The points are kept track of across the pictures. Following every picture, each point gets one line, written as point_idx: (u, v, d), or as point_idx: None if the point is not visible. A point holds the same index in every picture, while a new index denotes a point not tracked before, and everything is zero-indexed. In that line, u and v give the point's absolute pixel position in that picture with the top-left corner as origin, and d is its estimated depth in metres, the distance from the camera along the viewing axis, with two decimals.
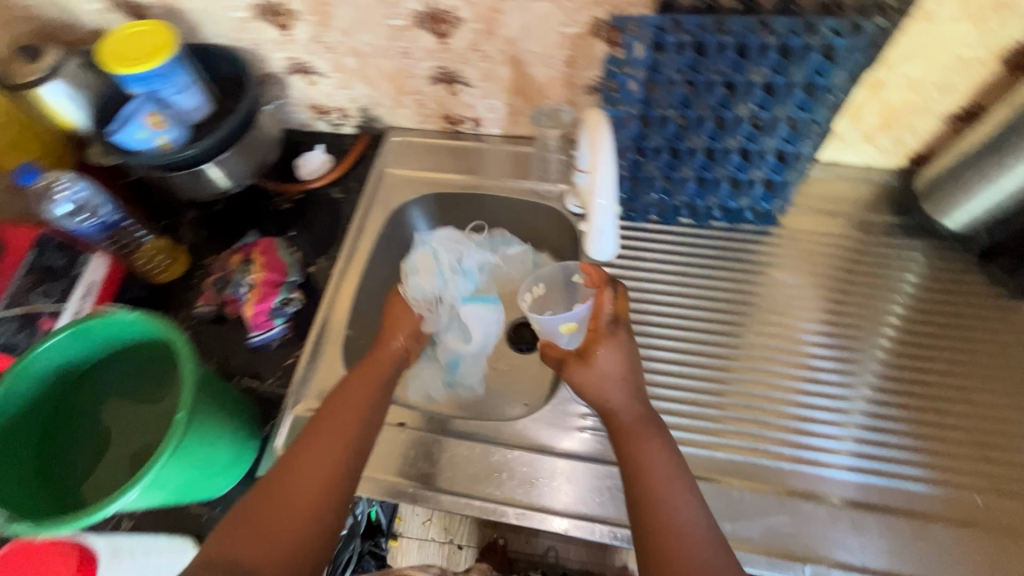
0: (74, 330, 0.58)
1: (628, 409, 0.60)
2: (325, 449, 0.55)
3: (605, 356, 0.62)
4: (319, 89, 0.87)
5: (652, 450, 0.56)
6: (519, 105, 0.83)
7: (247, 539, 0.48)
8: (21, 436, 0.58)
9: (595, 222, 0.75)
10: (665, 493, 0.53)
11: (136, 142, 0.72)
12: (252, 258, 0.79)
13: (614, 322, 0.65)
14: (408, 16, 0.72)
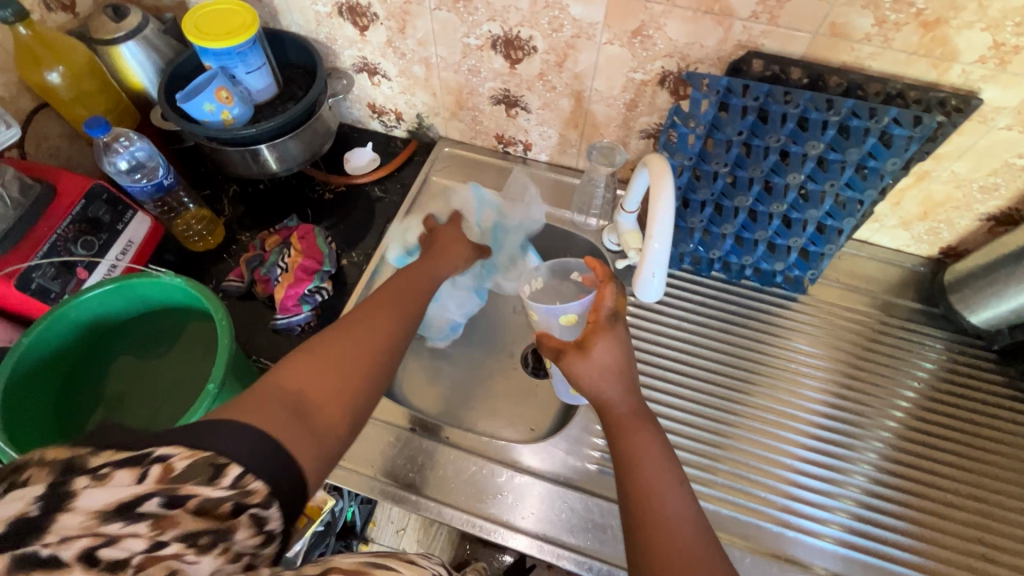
0: (120, 283, 0.61)
1: (624, 402, 0.59)
2: (384, 329, 0.55)
3: (602, 354, 0.60)
4: (381, 90, 0.89)
5: (646, 445, 0.55)
6: (572, 137, 0.85)
7: (312, 375, 0.47)
8: (44, 381, 0.60)
9: (646, 264, 0.72)
10: (657, 484, 0.52)
11: (202, 113, 0.74)
12: (290, 242, 0.80)
13: (615, 316, 0.63)
14: (484, 38, 0.74)
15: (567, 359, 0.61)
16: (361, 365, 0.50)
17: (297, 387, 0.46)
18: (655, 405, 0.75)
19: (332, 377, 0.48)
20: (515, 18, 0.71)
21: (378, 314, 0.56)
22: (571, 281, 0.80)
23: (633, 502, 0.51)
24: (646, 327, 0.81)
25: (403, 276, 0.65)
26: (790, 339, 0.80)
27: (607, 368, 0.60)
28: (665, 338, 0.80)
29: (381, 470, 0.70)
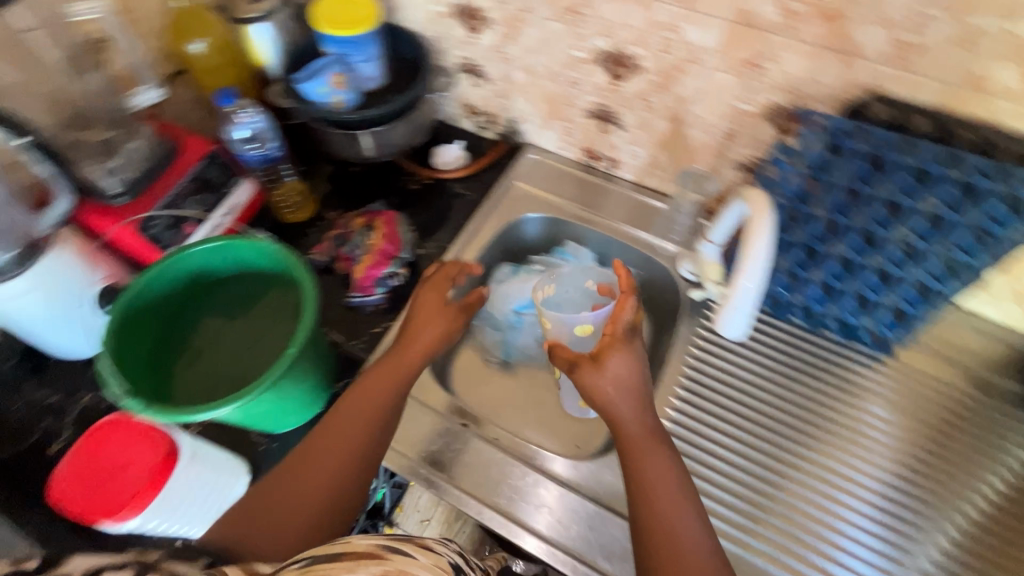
0: (224, 243, 0.66)
1: (637, 421, 0.58)
2: (346, 433, 0.59)
3: (617, 368, 0.59)
4: (479, 91, 0.91)
5: (663, 469, 0.55)
6: (662, 160, 0.83)
7: (279, 499, 0.55)
8: (145, 325, 0.65)
9: (734, 299, 0.71)
10: (671, 513, 0.52)
11: (316, 94, 0.80)
12: (374, 226, 0.84)
13: (631, 330, 0.62)
14: (591, 52, 0.75)
15: (579, 373, 0.60)
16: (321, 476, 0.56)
17: (269, 511, 0.54)
18: (710, 443, 0.72)
19: (297, 497, 0.55)
20: (626, 35, 0.71)
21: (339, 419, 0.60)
22: (583, 288, 0.77)
23: (646, 529, 0.52)
24: (708, 371, 0.77)
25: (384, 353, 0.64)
26: (860, 399, 0.75)
27: (621, 381, 0.59)
28: (726, 384, 0.76)
29: (429, 459, 0.71)
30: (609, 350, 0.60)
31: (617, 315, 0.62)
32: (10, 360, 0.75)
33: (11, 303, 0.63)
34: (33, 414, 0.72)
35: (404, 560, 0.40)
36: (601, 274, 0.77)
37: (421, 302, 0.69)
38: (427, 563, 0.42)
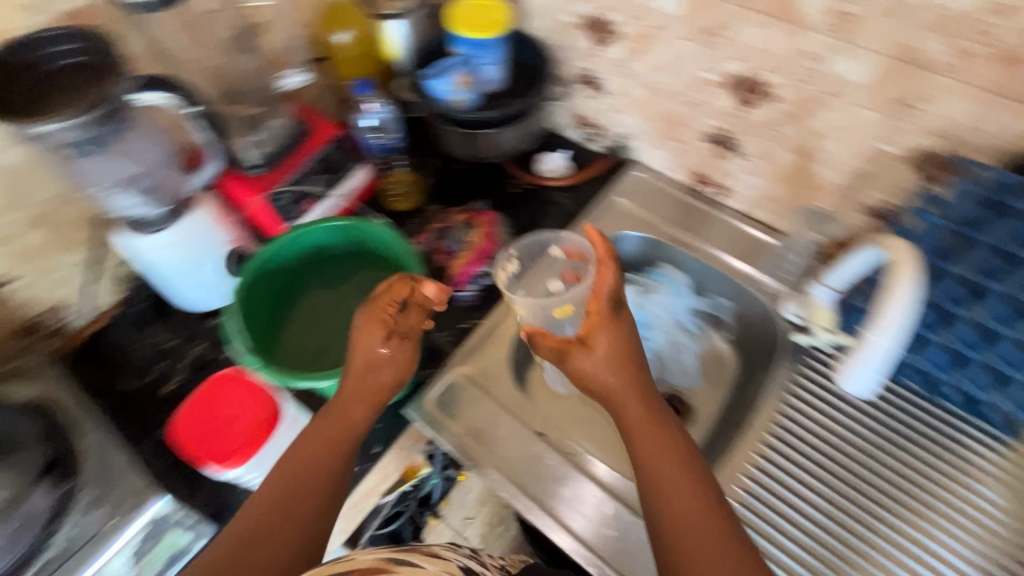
0: (346, 225, 0.72)
1: (637, 404, 0.56)
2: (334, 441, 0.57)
3: (605, 345, 0.57)
4: (594, 104, 0.91)
5: (668, 447, 0.53)
6: (780, 193, 0.80)
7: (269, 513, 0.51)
8: (267, 288, 0.71)
9: (861, 352, 0.64)
10: (693, 505, 0.50)
11: (439, 91, 0.83)
12: (475, 223, 0.87)
13: (616, 306, 0.60)
14: (722, 75, 0.73)
15: (569, 358, 0.58)
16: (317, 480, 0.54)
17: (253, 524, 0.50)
18: (790, 497, 0.67)
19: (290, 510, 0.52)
20: (764, 62, 0.68)
21: (330, 428, 0.58)
22: (547, 256, 0.77)
23: (665, 527, 0.50)
24: (794, 437, 0.71)
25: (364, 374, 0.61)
26: (968, 473, 0.65)
27: (614, 358, 0.57)
28: (813, 452, 0.69)
29: (500, 463, 0.71)
30: (600, 329, 0.58)
31: (598, 291, 0.60)
32: (140, 304, 0.83)
33: (156, 253, 0.70)
34: (151, 356, 0.79)
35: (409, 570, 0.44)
36: (567, 238, 0.75)
37: (357, 333, 0.62)
38: (434, 569, 0.45)
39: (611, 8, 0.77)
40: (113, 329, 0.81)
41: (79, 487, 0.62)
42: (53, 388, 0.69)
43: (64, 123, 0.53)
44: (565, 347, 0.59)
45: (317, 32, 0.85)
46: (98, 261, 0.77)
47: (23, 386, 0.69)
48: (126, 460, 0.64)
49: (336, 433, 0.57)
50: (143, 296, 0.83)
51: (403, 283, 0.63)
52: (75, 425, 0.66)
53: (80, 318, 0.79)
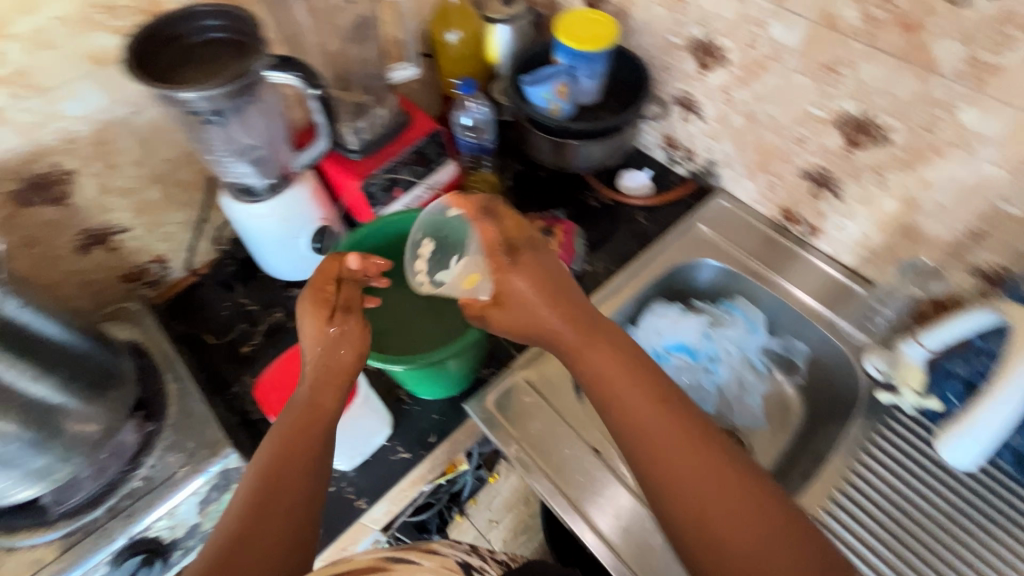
0: None
1: (568, 328, 0.57)
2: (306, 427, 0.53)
3: (520, 289, 0.59)
4: (687, 127, 0.91)
5: (616, 364, 0.54)
6: (876, 241, 0.76)
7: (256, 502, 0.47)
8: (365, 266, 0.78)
9: (971, 420, 0.57)
10: (682, 440, 0.48)
11: (537, 98, 0.84)
12: (554, 231, 0.87)
13: (509, 250, 0.61)
14: (833, 112, 0.71)
15: (490, 317, 0.62)
16: (302, 466, 0.50)
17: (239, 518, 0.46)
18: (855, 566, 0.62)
19: (274, 500, 0.47)
20: (882, 103, 0.65)
21: (301, 419, 0.54)
22: (450, 219, 0.68)
23: (657, 476, 0.48)
24: (870, 509, 0.65)
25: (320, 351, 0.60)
26: None
27: (529, 304, 0.59)
28: (889, 526, 0.64)
29: (553, 473, 0.70)
30: (507, 276, 0.59)
31: (488, 242, 0.62)
32: (230, 266, 0.88)
33: (255, 221, 0.74)
34: (235, 316, 0.84)
35: (406, 568, 0.49)
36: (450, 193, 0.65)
37: (305, 327, 0.62)
38: (433, 565, 0.50)
39: (723, 33, 0.76)
40: (204, 285, 0.87)
41: (162, 429, 0.66)
42: (149, 334, 0.75)
43: (207, 92, 0.57)
44: (486, 308, 0.62)
45: (429, 29, 0.88)
46: (200, 221, 0.83)
47: (122, 329, 0.75)
48: (204, 412, 0.68)
49: (309, 411, 0.55)
50: (232, 258, 0.88)
51: (331, 261, 0.64)
52: (161, 373, 0.71)
53: (177, 271, 0.85)
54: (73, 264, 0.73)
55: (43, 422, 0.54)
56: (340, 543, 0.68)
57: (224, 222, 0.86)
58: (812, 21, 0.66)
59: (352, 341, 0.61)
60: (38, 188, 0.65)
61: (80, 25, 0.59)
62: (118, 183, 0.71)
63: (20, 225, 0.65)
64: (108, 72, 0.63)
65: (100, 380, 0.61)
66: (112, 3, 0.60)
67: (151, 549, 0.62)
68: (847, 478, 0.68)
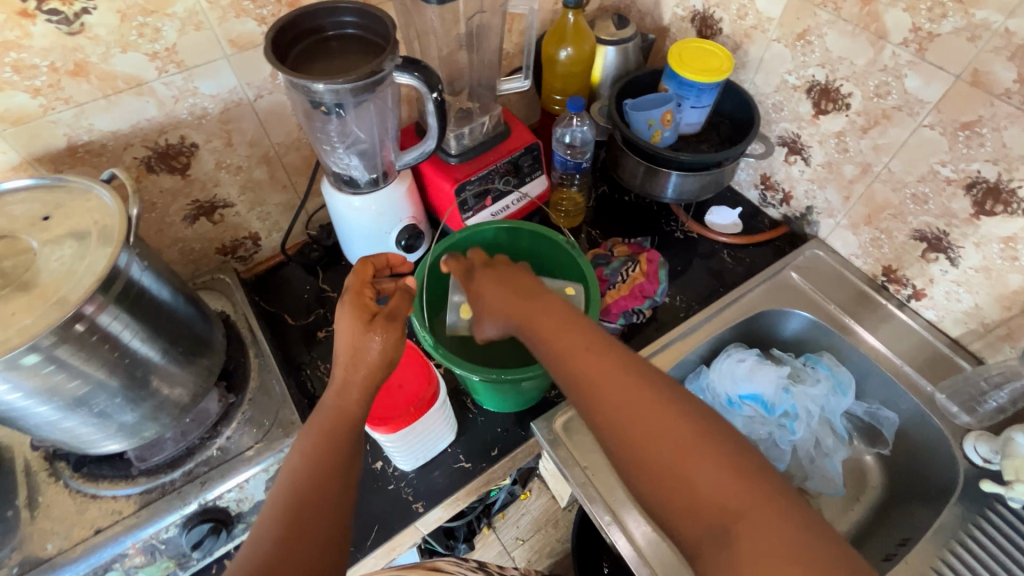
0: (537, 233, 0.81)
1: (513, 302, 0.62)
2: (328, 424, 0.54)
3: (482, 292, 0.67)
4: (789, 169, 0.87)
5: (572, 327, 0.56)
6: (992, 315, 0.71)
7: (290, 505, 0.47)
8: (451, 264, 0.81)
9: None
10: (636, 398, 0.48)
11: (639, 123, 0.83)
12: (637, 259, 0.85)
13: (470, 272, 0.71)
14: (964, 174, 0.66)
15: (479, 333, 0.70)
16: (333, 470, 0.50)
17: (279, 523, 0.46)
18: None
19: (310, 505, 0.48)
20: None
21: (323, 423, 0.54)
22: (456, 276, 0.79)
23: (610, 429, 0.48)
24: None
25: (347, 357, 0.56)
26: None
27: (488, 312, 0.65)
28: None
29: (617, 509, 0.67)
30: (473, 289, 0.69)
31: (456, 272, 0.72)
32: (315, 251, 0.89)
33: (351, 212, 0.76)
34: (315, 300, 0.86)
35: None
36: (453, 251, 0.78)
37: (341, 331, 0.58)
38: None
39: (850, 78, 0.72)
40: (289, 266, 0.90)
41: (241, 403, 0.68)
42: (237, 307, 0.78)
43: (336, 87, 0.58)
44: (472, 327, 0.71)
45: (540, 45, 0.89)
46: (295, 205, 0.86)
47: (214, 300, 0.79)
48: (282, 391, 0.70)
49: (334, 414, 0.54)
50: (318, 244, 0.89)
51: (363, 266, 0.63)
52: (244, 347, 0.74)
53: (265, 250, 0.88)
54: (180, 231, 0.77)
55: (143, 383, 0.56)
56: (391, 544, 0.67)
57: (316, 208, 0.88)
58: (958, 77, 0.62)
59: (389, 348, 0.57)
60: (165, 157, 0.69)
61: (229, 11, 0.62)
62: (232, 160, 0.75)
63: (145, 189, 0.70)
64: (246, 56, 0.66)
65: (196, 347, 0.62)
66: None
67: (219, 518, 0.63)
68: (943, 558, 0.63)
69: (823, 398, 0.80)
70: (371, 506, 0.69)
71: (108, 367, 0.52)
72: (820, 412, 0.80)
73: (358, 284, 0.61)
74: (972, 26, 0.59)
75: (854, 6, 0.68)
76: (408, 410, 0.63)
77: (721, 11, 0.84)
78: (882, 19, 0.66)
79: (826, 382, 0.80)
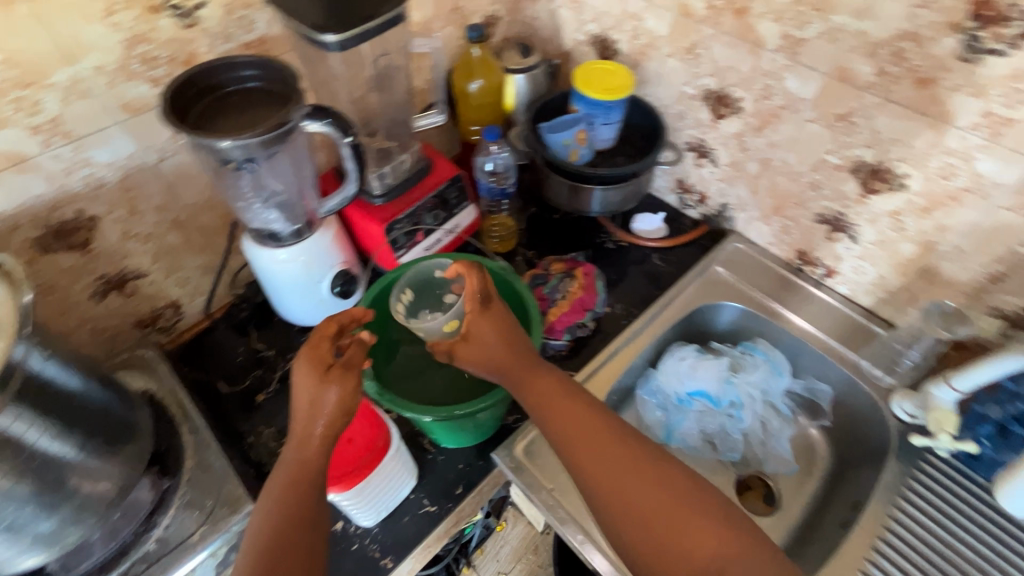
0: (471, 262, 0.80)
1: (512, 355, 0.62)
2: (290, 479, 0.52)
3: (482, 332, 0.63)
4: (700, 172, 0.93)
5: (560, 389, 0.60)
6: (893, 283, 0.78)
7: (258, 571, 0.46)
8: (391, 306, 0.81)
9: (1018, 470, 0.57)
10: (634, 459, 0.54)
11: (556, 145, 0.86)
12: (573, 274, 0.88)
13: (484, 299, 0.64)
14: (849, 160, 0.73)
15: (460, 354, 0.64)
16: (299, 527, 0.49)
17: None
18: None
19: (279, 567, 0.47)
20: (897, 152, 0.68)
21: (287, 476, 0.52)
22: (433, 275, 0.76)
23: (607, 491, 0.53)
24: (915, 544, 0.65)
25: (305, 409, 0.54)
26: None
27: (491, 356, 0.62)
28: (936, 562, 0.64)
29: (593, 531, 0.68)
30: (468, 329, 0.63)
31: (471, 288, 0.64)
32: (244, 310, 0.86)
33: (278, 265, 0.73)
34: (250, 362, 0.81)
35: None
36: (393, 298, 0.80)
37: (297, 384, 0.55)
38: None
39: (739, 84, 0.78)
40: (217, 329, 0.85)
41: (178, 486, 0.63)
42: (163, 383, 0.72)
43: (244, 141, 0.56)
44: (453, 347, 0.64)
45: (451, 81, 0.92)
46: (217, 265, 0.82)
47: (136, 379, 0.73)
48: (223, 466, 0.65)
49: (297, 467, 0.52)
50: (245, 303, 0.86)
51: (326, 323, 0.58)
52: (183, 420, 0.69)
53: (190, 316, 0.83)
54: (87, 310, 0.71)
55: (58, 485, 0.51)
56: None
57: (241, 266, 0.85)
58: (828, 75, 0.69)
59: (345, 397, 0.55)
60: (61, 234, 0.64)
61: (117, 75, 0.59)
62: (140, 229, 0.70)
63: (41, 271, 0.64)
64: (142, 120, 0.63)
65: (118, 435, 0.57)
66: (151, 55, 0.61)
67: None
68: (891, 513, 0.68)
69: (765, 384, 0.85)
70: (338, 571, 0.65)
71: (15, 474, 0.47)
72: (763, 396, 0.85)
73: (321, 330, 0.58)
74: (831, 29, 0.66)
75: (731, 20, 0.74)
76: (361, 460, 0.61)
77: (616, 33, 0.89)
78: (756, 30, 0.72)
79: (765, 367, 0.85)
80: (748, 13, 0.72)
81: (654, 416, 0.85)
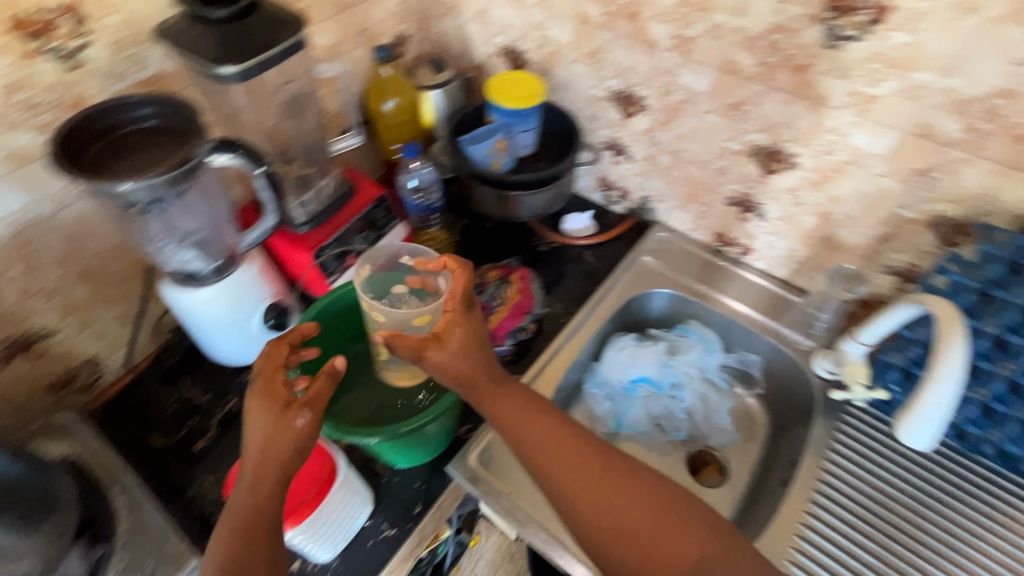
0: None
1: (484, 368, 0.61)
2: (237, 525, 0.51)
3: (460, 338, 0.60)
4: (618, 168, 0.97)
5: (527, 404, 0.61)
6: (802, 254, 0.84)
7: None
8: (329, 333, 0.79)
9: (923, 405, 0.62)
10: (601, 470, 0.56)
11: (478, 155, 0.88)
12: (509, 279, 0.91)
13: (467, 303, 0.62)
14: (747, 145, 0.78)
15: (428, 358, 0.59)
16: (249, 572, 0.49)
17: None
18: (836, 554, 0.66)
19: None
20: (786, 134, 0.74)
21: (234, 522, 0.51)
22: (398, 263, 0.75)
23: (579, 503, 0.54)
24: (846, 489, 0.71)
25: (260, 449, 0.52)
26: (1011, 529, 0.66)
27: (472, 364, 0.60)
28: (866, 505, 0.70)
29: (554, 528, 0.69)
30: (447, 332, 0.59)
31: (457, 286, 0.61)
32: (172, 357, 0.81)
33: (200, 307, 0.70)
34: (184, 411, 0.78)
35: None
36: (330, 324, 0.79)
37: (253, 423, 0.53)
38: None
39: (641, 83, 0.83)
40: (143, 381, 0.80)
41: (113, 552, 0.60)
42: (87, 445, 0.68)
43: (144, 181, 0.54)
44: (426, 349, 0.59)
45: (365, 104, 0.92)
46: (136, 313, 0.77)
47: (55, 445, 0.68)
48: (162, 523, 0.62)
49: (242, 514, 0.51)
50: (173, 350, 0.82)
51: (277, 347, 0.58)
52: (113, 480, 0.65)
53: (112, 371, 0.78)
54: None
55: None
56: None
57: (164, 311, 0.81)
58: (717, 69, 0.74)
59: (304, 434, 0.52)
60: None
61: None
62: (42, 284, 0.66)
63: None
64: (30, 170, 0.60)
65: (36, 507, 0.53)
66: (33, 101, 0.58)
67: None
68: (823, 464, 0.74)
69: (700, 363, 0.89)
70: None
71: None
72: (700, 374, 0.89)
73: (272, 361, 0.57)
74: (713, 27, 0.71)
75: (625, 24, 0.78)
76: (309, 492, 0.60)
77: (523, 43, 0.92)
78: (649, 32, 0.77)
79: (698, 346, 0.90)
80: (639, 17, 0.76)
81: (604, 407, 0.88)
